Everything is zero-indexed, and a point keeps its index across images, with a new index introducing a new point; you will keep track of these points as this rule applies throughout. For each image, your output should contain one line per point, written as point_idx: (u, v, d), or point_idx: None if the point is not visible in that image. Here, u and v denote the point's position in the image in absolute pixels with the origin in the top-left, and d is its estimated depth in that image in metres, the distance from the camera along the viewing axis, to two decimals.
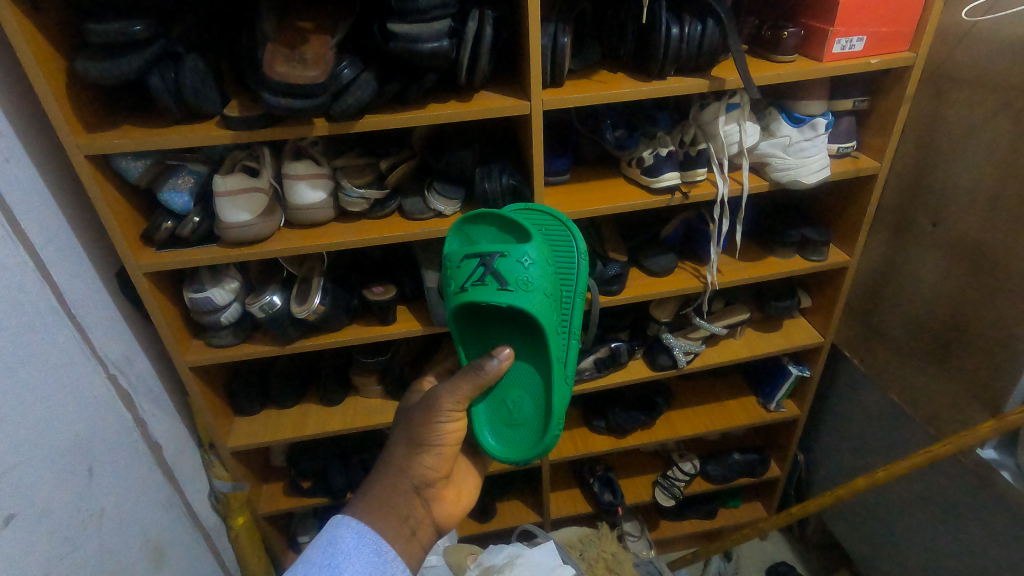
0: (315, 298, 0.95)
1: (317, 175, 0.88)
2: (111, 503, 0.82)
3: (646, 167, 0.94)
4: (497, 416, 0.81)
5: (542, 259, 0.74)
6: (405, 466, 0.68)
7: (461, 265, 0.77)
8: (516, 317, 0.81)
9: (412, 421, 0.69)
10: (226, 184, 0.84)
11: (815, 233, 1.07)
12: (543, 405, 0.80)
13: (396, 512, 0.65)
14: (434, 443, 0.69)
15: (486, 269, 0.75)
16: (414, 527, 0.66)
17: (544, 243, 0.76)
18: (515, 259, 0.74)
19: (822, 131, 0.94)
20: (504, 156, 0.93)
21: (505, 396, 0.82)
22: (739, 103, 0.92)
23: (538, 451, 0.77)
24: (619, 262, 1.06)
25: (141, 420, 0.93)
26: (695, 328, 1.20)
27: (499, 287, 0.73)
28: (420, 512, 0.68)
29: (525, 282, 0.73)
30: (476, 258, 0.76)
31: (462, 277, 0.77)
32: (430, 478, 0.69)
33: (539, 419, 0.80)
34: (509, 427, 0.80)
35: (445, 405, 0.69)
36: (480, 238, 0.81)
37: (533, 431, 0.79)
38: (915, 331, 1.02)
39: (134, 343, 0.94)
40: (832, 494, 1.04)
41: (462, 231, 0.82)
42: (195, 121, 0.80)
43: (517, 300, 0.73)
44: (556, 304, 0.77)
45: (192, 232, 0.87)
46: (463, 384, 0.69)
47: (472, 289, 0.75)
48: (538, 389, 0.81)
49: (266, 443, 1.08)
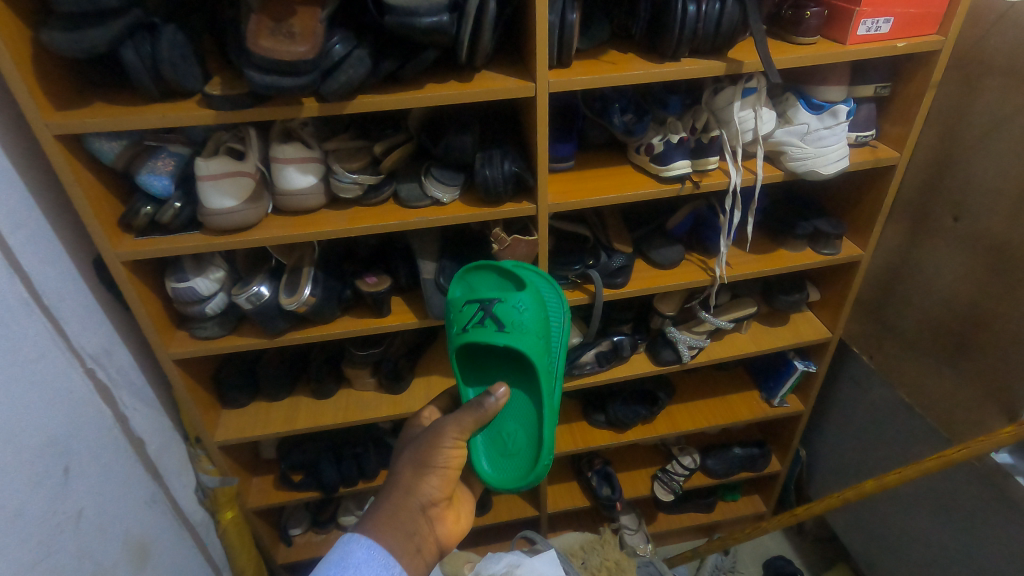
0: (305, 289, 0.90)
1: (307, 159, 0.83)
2: (89, 504, 0.77)
3: (657, 154, 0.90)
4: (493, 445, 0.82)
5: (535, 306, 0.80)
6: (413, 485, 0.67)
7: (462, 309, 0.82)
8: (512, 357, 0.86)
9: (419, 444, 0.70)
10: (209, 168, 0.78)
11: (829, 226, 1.03)
12: (536, 439, 0.82)
13: (404, 528, 0.64)
14: (438, 462, 0.69)
15: (484, 313, 0.80)
16: (419, 545, 0.65)
17: (536, 293, 0.82)
18: (511, 304, 0.79)
19: (843, 119, 0.89)
20: (506, 139, 0.88)
21: (500, 428, 0.84)
22: (756, 88, 0.87)
23: (529, 479, 0.76)
24: (625, 253, 1.03)
25: (122, 416, 0.88)
26: (700, 321, 1.16)
27: (497, 329, 0.78)
28: (426, 529, 0.66)
29: (520, 326, 0.78)
30: (477, 303, 0.81)
31: (463, 319, 0.81)
32: (435, 498, 0.68)
33: (532, 450, 0.81)
34: (502, 456, 0.81)
35: (448, 432, 0.70)
36: (481, 286, 0.86)
37: (525, 460, 0.80)
38: (929, 328, 0.99)
39: (114, 333, 0.89)
40: (839, 497, 0.97)
41: (464, 280, 0.88)
42: (174, 99, 0.74)
43: (513, 342, 0.77)
44: (548, 349, 0.81)
45: (173, 218, 0.81)
46: (468, 416, 0.71)
47: (472, 330, 0.79)
48: (532, 424, 0.83)
49: (257, 436, 1.04)
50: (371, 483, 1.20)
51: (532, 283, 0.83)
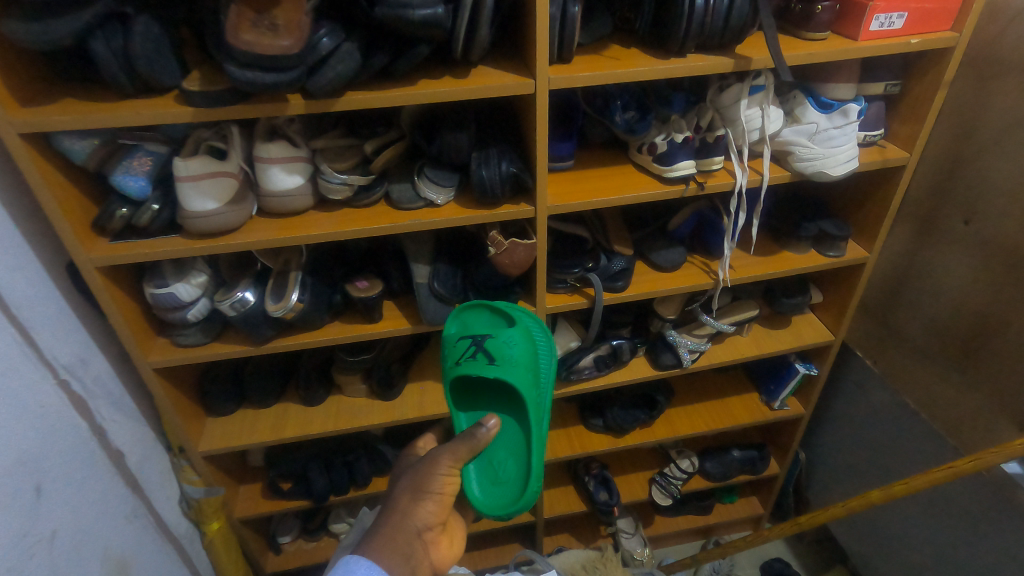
0: (293, 294, 0.86)
1: (293, 158, 0.79)
2: (63, 524, 0.73)
3: (659, 154, 0.86)
4: (485, 472, 0.85)
5: (526, 340, 0.82)
6: (408, 509, 0.66)
7: (456, 343, 0.84)
8: (504, 388, 0.90)
9: (416, 470, 0.69)
10: (189, 168, 0.74)
11: (834, 228, 1.00)
12: (525, 467, 0.85)
13: (400, 551, 0.63)
14: (434, 488, 0.67)
15: (477, 347, 0.82)
16: (415, 568, 0.63)
17: (527, 329, 0.84)
18: (502, 339, 0.82)
19: (854, 119, 0.85)
20: (504, 138, 0.84)
21: (492, 456, 0.87)
22: (763, 86, 0.84)
23: (518, 505, 0.79)
24: (625, 255, 0.99)
25: (99, 428, 0.84)
26: (701, 324, 1.14)
27: (488, 361, 0.81)
28: (421, 554, 0.65)
29: (510, 360, 0.81)
30: (469, 338, 0.83)
31: (457, 353, 0.84)
32: (431, 522, 0.66)
33: (522, 478, 0.84)
34: (493, 484, 0.84)
35: (444, 460, 0.69)
36: (475, 323, 0.87)
37: (515, 488, 0.83)
38: (937, 333, 0.96)
39: (90, 342, 0.84)
40: (843, 507, 0.94)
41: (460, 317, 0.88)
42: (149, 95, 0.70)
43: (504, 374, 0.80)
44: (537, 382, 0.84)
45: (151, 221, 0.77)
46: (462, 445, 0.70)
47: (465, 363, 0.82)
48: (522, 454, 0.86)
49: (243, 446, 1.00)
50: (362, 491, 1.17)
51: (522, 319, 0.85)
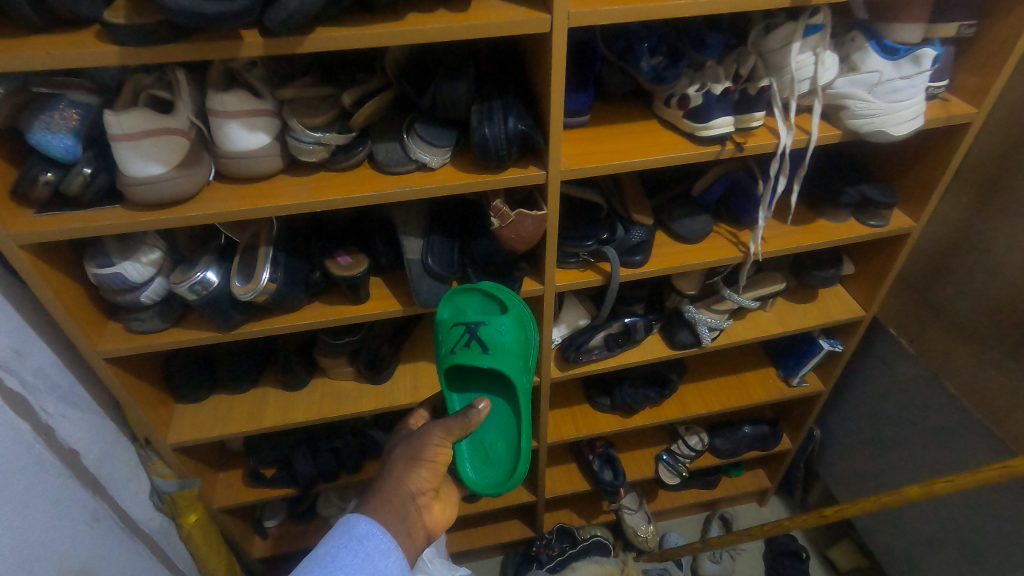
0: (263, 273, 0.73)
1: (256, 112, 0.65)
2: (4, 542, 0.63)
3: (693, 109, 0.73)
4: (476, 452, 0.82)
5: (519, 327, 0.77)
6: (401, 475, 0.66)
7: (448, 330, 0.78)
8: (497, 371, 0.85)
9: (409, 441, 0.70)
10: (123, 125, 0.60)
11: (879, 194, 0.89)
12: (516, 448, 0.81)
13: (396, 512, 0.62)
14: (427, 456, 0.68)
15: (470, 335, 0.77)
16: (410, 530, 0.62)
17: (520, 314, 0.78)
18: (495, 327, 0.76)
19: (926, 67, 0.73)
20: (509, 89, 0.70)
21: (484, 436, 0.83)
22: (821, 25, 0.70)
23: (508, 485, 0.77)
24: (644, 226, 0.87)
25: (45, 427, 0.73)
26: (721, 299, 1.02)
27: (482, 350, 0.77)
28: (416, 515, 0.63)
29: (503, 348, 0.77)
30: (462, 324, 0.77)
31: (450, 340, 0.78)
32: (423, 488, 0.66)
33: (513, 458, 0.81)
34: (484, 464, 0.81)
35: (436, 434, 0.70)
36: (466, 308, 0.80)
37: (506, 468, 0.80)
38: (993, 313, 0.86)
39: (27, 330, 0.72)
40: (878, 501, 0.87)
41: (451, 301, 0.81)
42: (66, 30, 0.55)
43: (497, 363, 0.76)
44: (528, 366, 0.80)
45: (83, 188, 0.63)
46: (454, 422, 0.71)
47: (459, 352, 0.77)
48: (513, 435, 0.83)
49: (216, 437, 0.90)
50: (352, 476, 1.08)
51: (517, 305, 0.79)
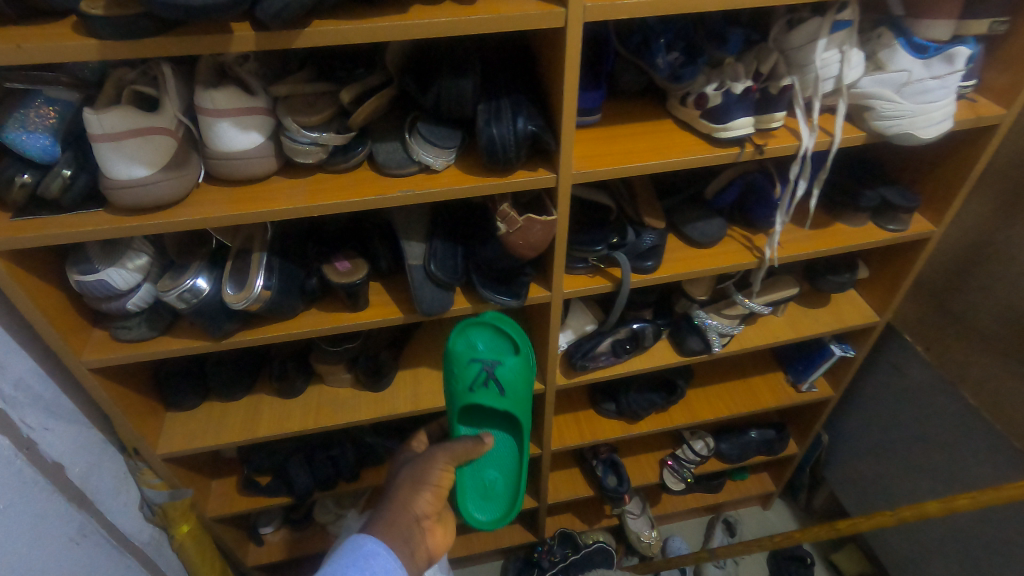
0: (257, 280, 0.69)
1: (246, 110, 0.61)
2: None
3: (712, 108, 0.69)
4: (474, 485, 0.84)
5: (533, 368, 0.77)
6: (405, 499, 0.63)
7: (464, 366, 0.75)
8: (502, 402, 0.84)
9: (414, 464, 0.67)
10: (105, 124, 0.56)
11: (899, 198, 0.85)
12: (515, 484, 0.84)
13: (400, 535, 0.59)
14: (431, 479, 0.65)
15: (488, 376, 0.75)
16: (413, 555, 0.59)
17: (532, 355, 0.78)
18: (513, 368, 0.75)
19: (959, 67, 0.69)
20: (517, 87, 0.66)
21: (483, 469, 0.85)
22: (849, 21, 0.66)
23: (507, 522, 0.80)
24: (656, 230, 0.83)
25: (27, 441, 0.69)
26: (731, 304, 0.99)
27: (500, 392, 0.75)
28: (418, 540, 0.60)
29: (519, 392, 0.76)
30: (478, 362, 0.75)
31: (464, 376, 0.76)
32: (426, 512, 0.63)
33: (511, 494, 0.84)
34: (483, 499, 0.84)
35: (440, 458, 0.67)
36: (477, 341, 0.78)
37: (504, 504, 0.83)
38: (1015, 323, 0.83)
39: (5, 340, 0.68)
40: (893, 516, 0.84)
41: (462, 331, 0.78)
42: (40, 21, 0.51)
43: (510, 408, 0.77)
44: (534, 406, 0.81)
45: (63, 191, 0.59)
46: (460, 446, 0.68)
47: (476, 391, 0.75)
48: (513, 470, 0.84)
49: (209, 448, 0.86)
50: (349, 483, 1.05)
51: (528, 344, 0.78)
